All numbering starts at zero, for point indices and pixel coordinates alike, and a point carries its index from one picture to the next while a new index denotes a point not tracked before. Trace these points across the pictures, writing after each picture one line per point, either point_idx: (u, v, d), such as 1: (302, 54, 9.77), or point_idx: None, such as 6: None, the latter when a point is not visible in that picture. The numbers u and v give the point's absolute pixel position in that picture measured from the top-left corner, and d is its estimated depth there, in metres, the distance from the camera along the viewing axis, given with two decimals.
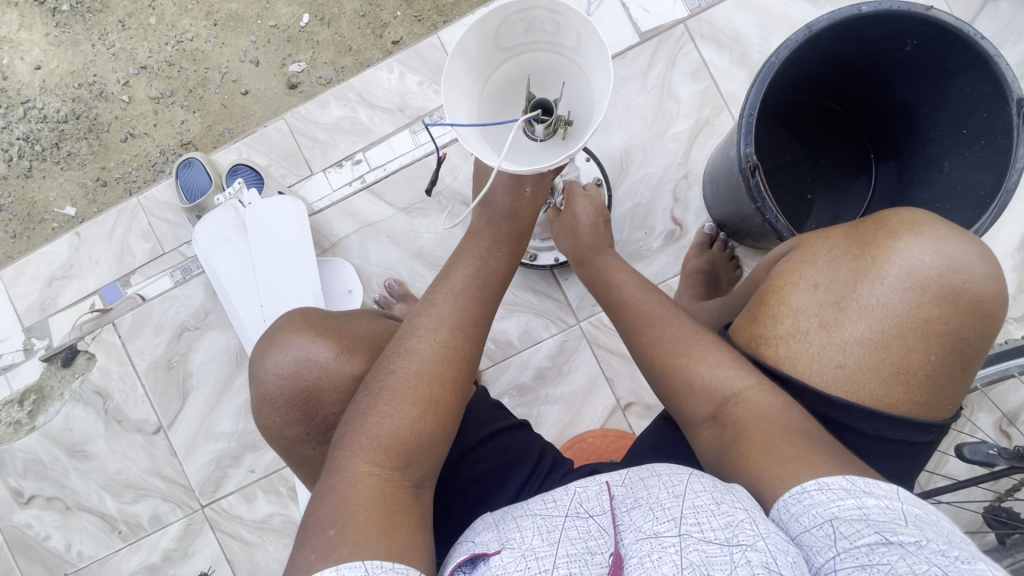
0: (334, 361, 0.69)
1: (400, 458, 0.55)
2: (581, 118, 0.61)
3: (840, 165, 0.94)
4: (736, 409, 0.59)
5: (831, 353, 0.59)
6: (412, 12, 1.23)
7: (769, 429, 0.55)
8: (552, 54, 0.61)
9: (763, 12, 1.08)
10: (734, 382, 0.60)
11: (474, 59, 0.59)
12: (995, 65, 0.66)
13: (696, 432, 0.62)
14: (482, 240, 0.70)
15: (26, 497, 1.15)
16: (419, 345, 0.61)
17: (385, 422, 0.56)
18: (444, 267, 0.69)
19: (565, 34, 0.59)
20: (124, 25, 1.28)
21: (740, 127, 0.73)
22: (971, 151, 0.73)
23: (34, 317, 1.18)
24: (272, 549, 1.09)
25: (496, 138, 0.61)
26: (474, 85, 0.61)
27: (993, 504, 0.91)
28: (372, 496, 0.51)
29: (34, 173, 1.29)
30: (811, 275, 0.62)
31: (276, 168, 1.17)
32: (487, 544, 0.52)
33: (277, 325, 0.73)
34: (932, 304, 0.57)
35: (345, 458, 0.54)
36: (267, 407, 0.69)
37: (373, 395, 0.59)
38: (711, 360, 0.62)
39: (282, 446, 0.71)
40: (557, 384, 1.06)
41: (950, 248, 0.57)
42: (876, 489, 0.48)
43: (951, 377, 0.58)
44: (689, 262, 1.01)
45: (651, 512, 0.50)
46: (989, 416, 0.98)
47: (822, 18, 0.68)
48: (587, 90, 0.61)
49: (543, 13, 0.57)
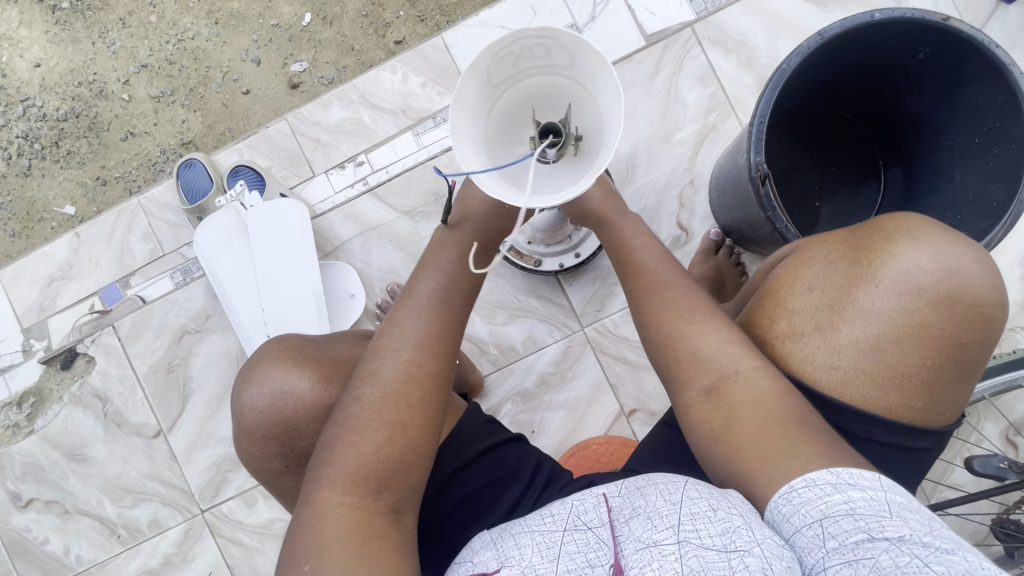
0: (311, 392, 0.68)
1: (369, 485, 0.54)
2: (592, 132, 0.60)
3: (848, 172, 0.93)
4: (731, 394, 0.56)
5: (825, 356, 0.58)
6: (415, 12, 1.21)
7: (762, 423, 0.53)
8: (547, 77, 0.60)
9: (770, 16, 1.07)
10: (736, 359, 0.57)
11: (472, 107, 0.58)
12: (1009, 74, 0.65)
13: (687, 415, 0.59)
14: (452, 253, 0.67)
15: (25, 500, 1.14)
16: (382, 365, 0.60)
17: (351, 452, 0.55)
18: (410, 278, 0.67)
19: (560, 55, 0.58)
20: (125, 23, 1.27)
21: (750, 135, 0.72)
22: (984, 161, 0.73)
23: (32, 318, 1.17)
24: (272, 555, 1.08)
25: (519, 178, 0.60)
26: (478, 135, 0.60)
27: (1000, 516, 0.90)
28: (344, 526, 0.51)
29: (33, 172, 1.28)
30: (808, 279, 0.61)
31: (278, 169, 1.16)
32: (485, 565, 0.52)
33: (257, 354, 0.73)
34: (927, 309, 0.56)
35: (318, 486, 0.54)
36: (246, 441, 0.69)
37: (340, 421, 0.57)
38: (711, 351, 0.59)
39: (264, 477, 0.71)
40: (560, 390, 1.05)
41: (946, 252, 0.56)
42: (860, 479, 0.47)
43: (948, 383, 0.57)
44: (694, 268, 1.00)
45: (650, 521, 0.50)
46: (996, 425, 0.98)
47: (835, 25, 0.67)
48: (592, 101, 0.59)
49: (534, 41, 0.56)
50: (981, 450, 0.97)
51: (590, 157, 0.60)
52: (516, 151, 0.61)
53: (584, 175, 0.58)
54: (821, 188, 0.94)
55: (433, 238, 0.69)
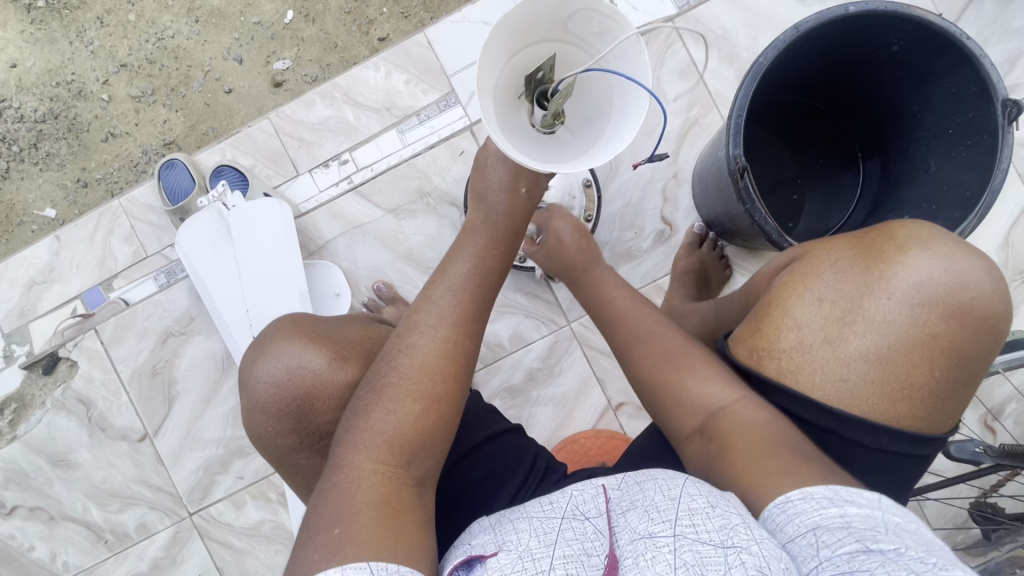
0: (327, 369, 0.68)
1: (402, 458, 0.55)
2: (550, 47, 0.57)
3: (829, 166, 0.94)
4: (722, 425, 0.58)
5: (833, 367, 0.59)
6: (399, 9, 1.21)
7: (757, 441, 0.55)
8: (496, 109, 0.57)
9: (752, 10, 1.08)
10: (721, 394, 0.60)
11: (578, 159, 0.58)
12: (980, 65, 0.66)
13: (685, 452, 0.61)
14: (482, 237, 0.68)
15: (9, 508, 1.13)
16: (419, 341, 0.61)
17: (387, 423, 0.56)
18: (442, 262, 0.68)
19: (486, 83, 0.54)
20: (102, 22, 1.25)
21: (728, 129, 0.72)
22: (958, 151, 0.73)
23: (13, 323, 1.15)
24: (262, 556, 1.08)
25: (598, 94, 0.60)
26: (587, 145, 0.59)
27: (977, 499, 0.93)
28: (376, 492, 0.51)
29: (12, 174, 1.26)
30: (817, 288, 0.61)
31: (261, 168, 1.15)
32: (483, 547, 0.51)
33: (270, 331, 0.72)
34: (938, 319, 0.56)
35: (349, 456, 0.54)
36: (259, 416, 0.68)
37: (374, 394, 0.58)
38: (700, 387, 0.62)
39: (275, 456, 0.69)
40: (547, 386, 1.05)
41: (958, 265, 0.57)
42: (858, 498, 0.48)
43: (954, 391, 0.58)
44: (679, 262, 1.01)
45: (646, 513, 0.49)
46: (974, 411, 1.00)
47: (809, 19, 0.68)
48: (516, 52, 0.56)
49: (485, 109, 0.53)
50: (959, 436, 0.99)
51: (554, 51, 0.58)
52: (567, 134, 0.61)
53: (576, 38, 0.56)
54: (803, 182, 0.95)
55: (464, 223, 0.71)
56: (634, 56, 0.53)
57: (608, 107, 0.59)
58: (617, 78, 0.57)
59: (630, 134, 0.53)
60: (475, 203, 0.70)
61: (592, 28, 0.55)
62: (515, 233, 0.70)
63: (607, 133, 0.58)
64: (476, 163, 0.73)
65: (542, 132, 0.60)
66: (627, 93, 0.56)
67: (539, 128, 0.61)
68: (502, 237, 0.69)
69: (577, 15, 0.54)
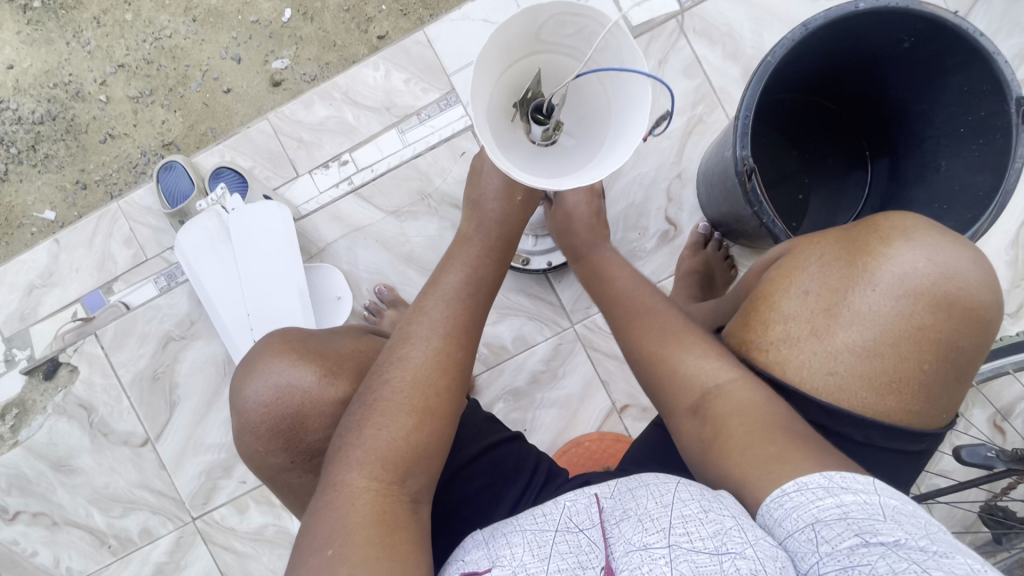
0: (317, 386, 0.67)
1: (396, 471, 0.54)
2: (534, 61, 0.57)
3: (836, 165, 0.93)
4: (717, 408, 0.56)
5: (819, 361, 0.57)
6: (398, 6, 1.19)
7: (752, 427, 0.53)
8: (493, 132, 0.57)
9: (756, 5, 1.06)
10: (717, 374, 0.58)
11: (588, 165, 0.57)
12: (994, 63, 0.65)
13: (680, 437, 0.59)
14: (474, 246, 0.68)
15: (12, 514, 1.12)
16: (411, 351, 0.60)
17: (380, 438, 0.55)
18: (433, 271, 0.67)
19: (480, 108, 0.53)
20: (98, 22, 1.24)
21: (736, 129, 0.71)
22: (969, 151, 0.72)
23: (14, 327, 1.14)
24: (266, 560, 1.08)
25: (589, 96, 0.59)
26: (593, 148, 0.58)
27: (988, 502, 0.93)
28: (369, 510, 0.51)
29: (10, 176, 1.25)
30: (802, 282, 0.61)
31: (261, 169, 1.14)
32: (477, 563, 0.51)
33: (258, 347, 0.71)
34: (925, 311, 0.55)
35: (342, 472, 0.54)
36: (250, 437, 0.67)
37: (365, 407, 0.58)
38: (697, 366, 0.59)
39: (268, 475, 0.68)
40: (551, 388, 1.05)
41: (943, 254, 0.56)
42: (853, 483, 0.47)
43: (945, 386, 0.56)
44: (684, 263, 1.00)
45: (640, 523, 0.48)
46: (983, 411, 0.99)
47: (819, 16, 0.66)
48: (501, 76, 0.56)
49: (485, 133, 0.52)
50: (968, 437, 0.98)
51: (537, 65, 0.57)
52: (569, 140, 0.61)
53: (554, 48, 0.56)
54: (809, 180, 0.94)
55: (457, 234, 0.71)
56: (621, 46, 0.52)
57: (604, 106, 0.58)
58: (605, 76, 0.56)
59: (643, 124, 0.51)
60: (471, 212, 0.71)
61: (567, 32, 0.54)
62: (509, 241, 0.70)
63: (610, 134, 0.57)
64: (471, 176, 0.74)
65: (544, 147, 0.60)
66: (622, 89, 0.55)
67: (541, 144, 0.60)
68: (495, 245, 0.69)
69: (550, 26, 0.53)
